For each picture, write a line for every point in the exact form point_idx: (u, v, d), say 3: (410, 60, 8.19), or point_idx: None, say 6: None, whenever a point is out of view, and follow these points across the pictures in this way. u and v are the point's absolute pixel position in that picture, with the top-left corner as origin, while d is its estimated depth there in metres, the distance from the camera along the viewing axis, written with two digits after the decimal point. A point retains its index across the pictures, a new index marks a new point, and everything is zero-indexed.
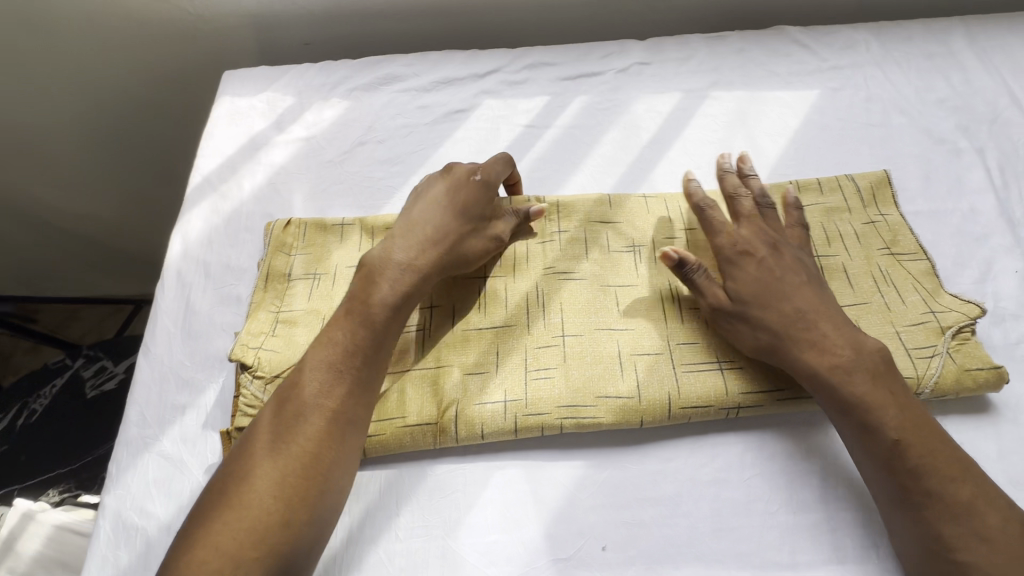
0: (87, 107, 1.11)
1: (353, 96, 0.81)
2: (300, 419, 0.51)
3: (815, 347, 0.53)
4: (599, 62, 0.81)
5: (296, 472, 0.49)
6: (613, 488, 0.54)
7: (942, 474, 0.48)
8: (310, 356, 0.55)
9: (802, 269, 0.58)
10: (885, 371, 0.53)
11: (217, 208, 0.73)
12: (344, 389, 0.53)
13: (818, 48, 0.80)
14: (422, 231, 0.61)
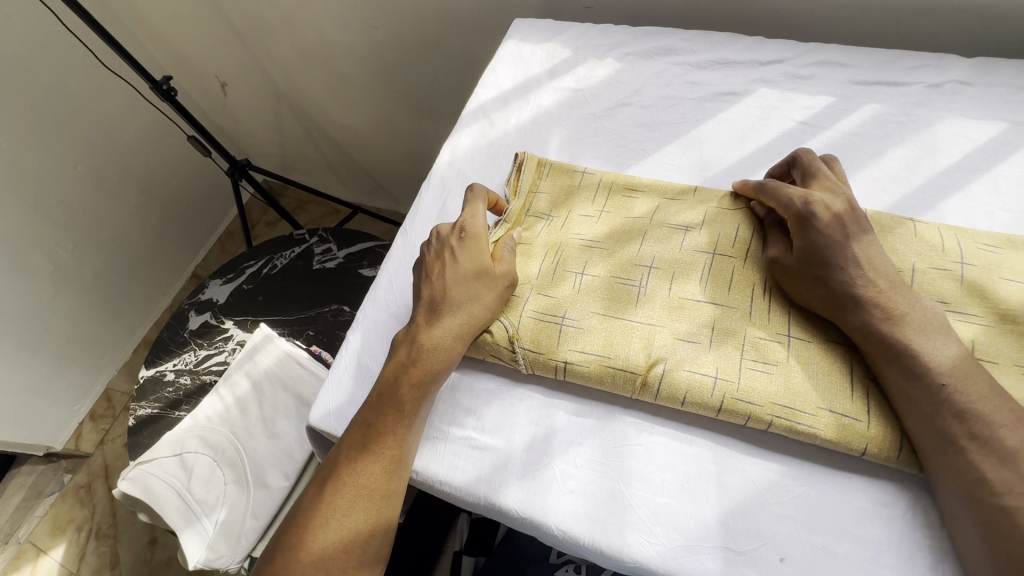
0: (381, 35, 1.30)
1: (627, 60, 0.84)
2: (355, 500, 0.54)
3: (916, 382, 0.49)
4: (908, 72, 0.73)
5: (355, 552, 0.53)
6: (806, 505, 0.51)
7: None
8: (359, 439, 0.57)
9: (892, 296, 0.52)
10: (982, 440, 0.46)
11: (484, 133, 0.82)
12: (381, 463, 0.56)
13: None
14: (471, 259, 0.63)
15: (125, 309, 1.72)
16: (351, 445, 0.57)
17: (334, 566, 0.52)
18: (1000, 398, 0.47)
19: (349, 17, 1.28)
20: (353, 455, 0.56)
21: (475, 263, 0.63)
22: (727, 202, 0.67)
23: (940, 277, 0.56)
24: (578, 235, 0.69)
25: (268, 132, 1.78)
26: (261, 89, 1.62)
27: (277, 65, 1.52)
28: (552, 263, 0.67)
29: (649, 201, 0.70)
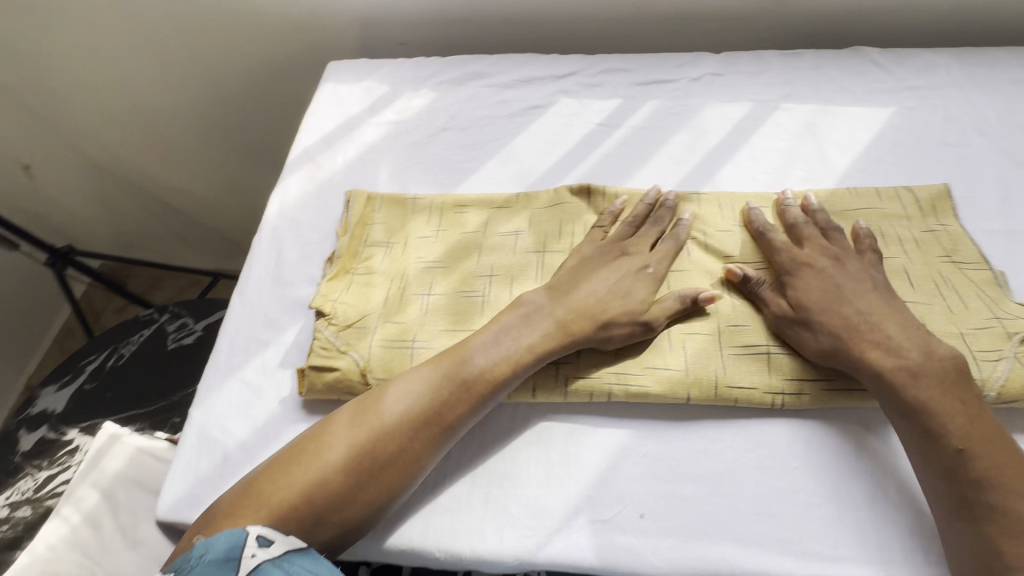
0: (201, 90, 1.23)
1: (442, 89, 0.88)
2: (385, 444, 0.54)
3: (880, 348, 0.55)
4: (674, 70, 0.85)
5: (350, 486, 0.52)
6: (654, 461, 0.56)
7: (1007, 492, 0.48)
8: (430, 383, 0.57)
9: (872, 324, 0.56)
10: (928, 414, 0.51)
11: (311, 176, 0.81)
12: (429, 423, 0.55)
13: (894, 69, 0.81)
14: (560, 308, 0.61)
15: None
16: (388, 402, 0.56)
17: (326, 487, 0.51)
18: (935, 367, 0.53)
19: (164, 73, 1.20)
20: (388, 416, 0.55)
21: (553, 312, 0.61)
22: (547, 204, 0.72)
23: (725, 237, 0.67)
24: (419, 258, 0.70)
25: (91, 212, 1.57)
26: (78, 163, 1.45)
27: (92, 138, 1.38)
28: (396, 291, 0.67)
29: (479, 213, 0.74)
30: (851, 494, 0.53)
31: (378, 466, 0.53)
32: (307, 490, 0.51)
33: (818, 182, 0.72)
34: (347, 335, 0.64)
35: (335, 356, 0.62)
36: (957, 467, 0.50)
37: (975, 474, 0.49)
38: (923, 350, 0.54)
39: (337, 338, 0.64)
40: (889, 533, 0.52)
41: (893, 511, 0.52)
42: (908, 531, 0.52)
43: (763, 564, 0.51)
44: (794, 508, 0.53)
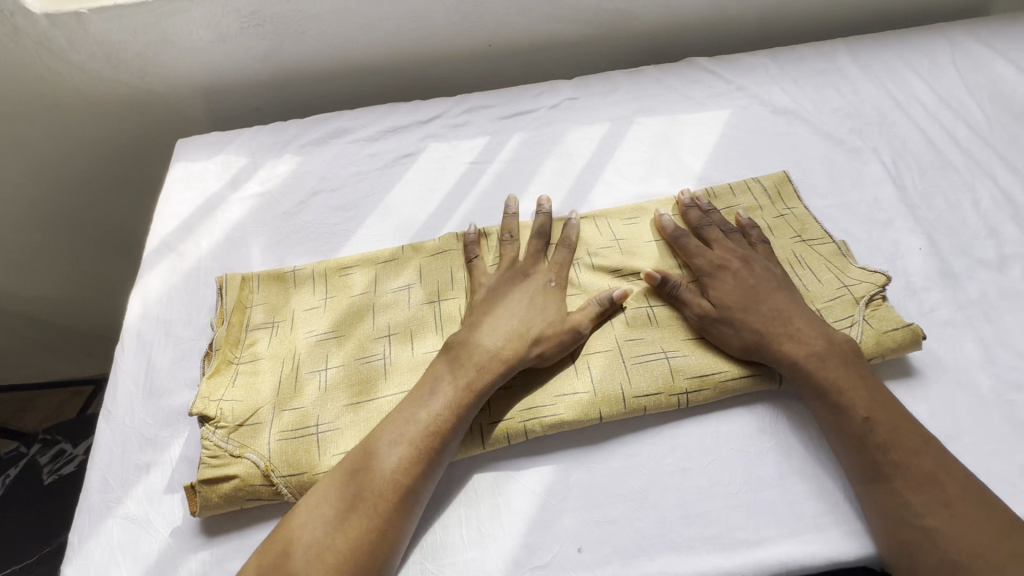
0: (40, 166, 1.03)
1: (306, 151, 0.85)
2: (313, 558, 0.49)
3: (794, 338, 0.59)
4: (532, 100, 0.88)
5: None
6: (582, 490, 0.56)
7: (906, 450, 0.53)
8: (344, 477, 0.53)
9: (781, 316, 0.61)
10: (839, 393, 0.56)
11: (175, 267, 0.74)
12: (359, 519, 0.51)
13: (725, 74, 0.89)
14: (496, 347, 0.60)
15: None
16: (305, 515, 0.52)
17: None
18: (839, 349, 0.59)
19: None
20: (308, 530, 0.51)
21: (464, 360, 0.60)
22: (435, 251, 0.71)
23: (607, 253, 0.70)
24: (310, 332, 0.66)
25: None
26: None
27: None
28: (290, 374, 0.62)
29: (366, 273, 0.71)
30: (762, 474, 0.56)
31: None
32: None
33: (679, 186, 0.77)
34: (240, 436, 0.57)
35: (230, 462, 0.56)
36: (865, 437, 0.54)
37: (878, 438, 0.54)
38: (826, 337, 0.59)
39: (229, 442, 0.57)
40: (801, 503, 0.55)
41: (798, 481, 0.56)
42: (816, 497, 0.55)
43: (698, 566, 0.52)
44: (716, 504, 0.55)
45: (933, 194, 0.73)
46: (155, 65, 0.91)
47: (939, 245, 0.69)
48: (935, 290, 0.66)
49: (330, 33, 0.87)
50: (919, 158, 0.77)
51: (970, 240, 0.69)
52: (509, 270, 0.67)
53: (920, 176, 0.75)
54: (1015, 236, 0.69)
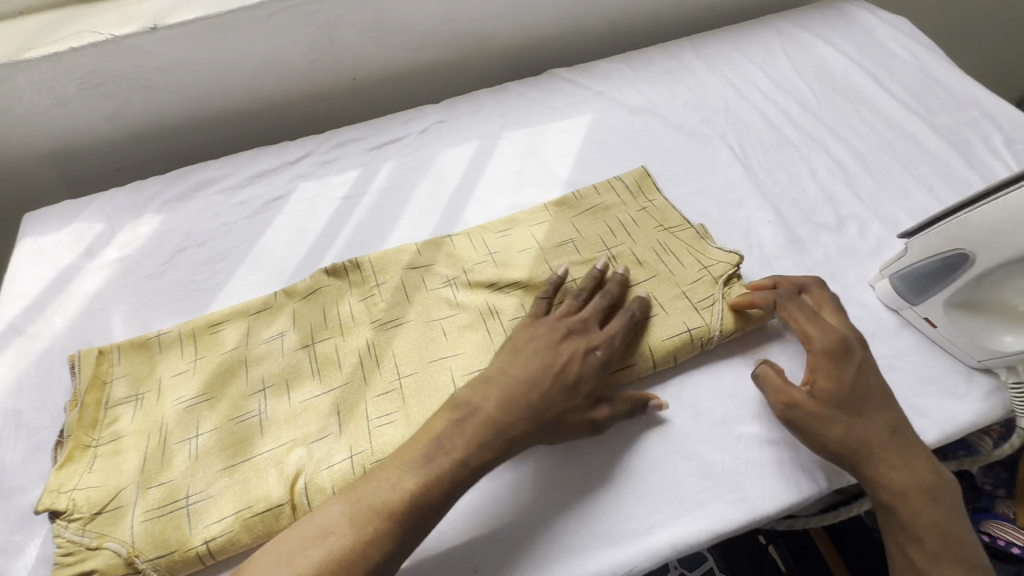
0: None
1: (168, 208, 0.81)
2: None
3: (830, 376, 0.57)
4: (401, 127, 0.89)
5: None
6: (474, 511, 0.55)
7: (921, 497, 0.53)
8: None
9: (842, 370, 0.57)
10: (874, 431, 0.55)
11: (24, 352, 0.68)
12: None
13: (583, 81, 0.93)
14: (519, 405, 0.55)
15: None
16: None
17: None
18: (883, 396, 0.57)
19: None
20: None
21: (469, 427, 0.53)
22: (308, 294, 0.69)
23: (482, 268, 0.70)
24: (178, 399, 0.62)
25: None
26: None
27: None
28: (155, 448, 0.58)
29: (239, 326, 0.68)
30: (643, 460, 0.58)
31: None
32: None
33: (548, 194, 0.79)
34: (97, 526, 0.53)
35: (86, 557, 0.52)
36: (882, 474, 0.53)
37: (896, 483, 0.53)
38: (860, 378, 0.57)
39: (84, 535, 0.53)
40: (683, 482, 0.56)
41: (679, 461, 0.57)
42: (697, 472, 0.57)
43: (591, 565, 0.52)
44: (603, 496, 0.56)
45: (776, 170, 0.79)
46: None
47: (785, 216, 0.75)
48: (785, 258, 0.71)
49: (180, 83, 0.84)
50: (761, 139, 0.83)
51: (812, 208, 0.75)
52: (564, 320, 0.61)
53: (763, 156, 0.81)
54: (848, 199, 0.75)
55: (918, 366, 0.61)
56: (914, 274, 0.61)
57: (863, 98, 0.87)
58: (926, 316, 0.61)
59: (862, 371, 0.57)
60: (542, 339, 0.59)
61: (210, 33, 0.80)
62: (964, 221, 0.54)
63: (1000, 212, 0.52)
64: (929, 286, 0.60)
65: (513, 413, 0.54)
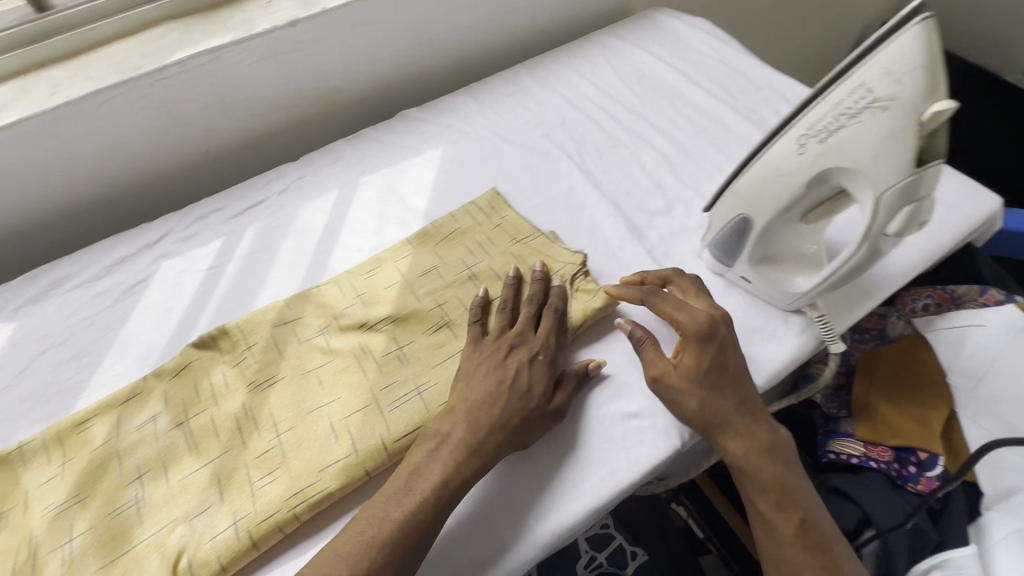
0: None
1: (22, 313, 0.78)
2: None
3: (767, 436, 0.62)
4: (262, 190, 0.91)
5: None
6: None
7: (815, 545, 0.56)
8: None
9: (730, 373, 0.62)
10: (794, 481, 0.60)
11: None
12: None
13: (432, 117, 0.99)
14: (485, 420, 0.59)
15: None
16: None
17: None
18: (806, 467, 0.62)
19: None
20: None
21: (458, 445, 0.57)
22: (178, 371, 0.69)
23: (351, 311, 0.73)
24: (47, 508, 0.60)
25: None
26: None
27: None
28: (27, 562, 0.56)
29: (108, 420, 0.66)
30: (544, 459, 0.61)
31: None
32: None
33: (409, 229, 0.84)
34: None
35: None
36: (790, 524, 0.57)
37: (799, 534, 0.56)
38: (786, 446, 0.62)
39: None
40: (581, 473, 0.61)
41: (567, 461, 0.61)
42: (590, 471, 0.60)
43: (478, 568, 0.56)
44: (513, 498, 0.59)
45: (610, 169, 0.88)
46: None
47: (622, 208, 0.82)
48: (626, 246, 0.78)
49: (18, 185, 0.82)
50: (595, 144, 0.92)
51: (644, 197, 0.84)
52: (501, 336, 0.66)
53: (599, 159, 0.90)
54: (674, 184, 0.85)
55: (745, 319, 0.69)
56: (720, 241, 0.68)
57: (677, 94, 0.98)
58: (742, 273, 0.69)
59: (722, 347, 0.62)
60: (489, 360, 0.63)
61: (39, 131, 0.78)
62: (737, 191, 0.61)
63: (756, 181, 0.59)
64: (734, 248, 0.67)
65: (480, 428, 0.58)
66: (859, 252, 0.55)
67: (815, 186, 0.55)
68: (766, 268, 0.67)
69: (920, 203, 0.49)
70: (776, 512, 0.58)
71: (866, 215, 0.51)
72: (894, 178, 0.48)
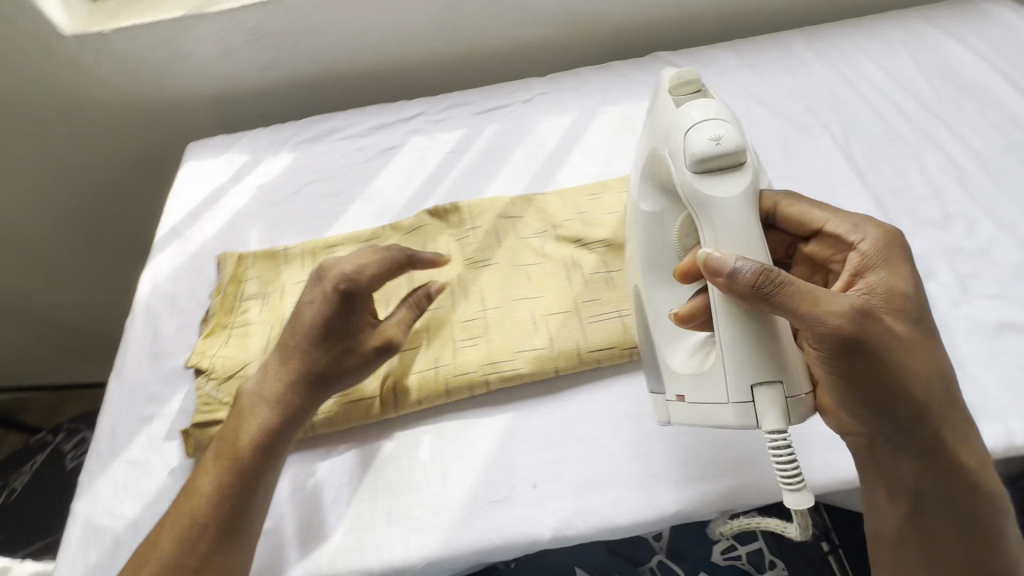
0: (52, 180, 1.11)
1: (300, 148, 0.94)
2: (190, 503, 0.54)
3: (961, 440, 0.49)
4: (508, 96, 0.95)
5: (187, 548, 0.52)
6: (538, 433, 0.61)
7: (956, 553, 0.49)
8: (217, 453, 0.56)
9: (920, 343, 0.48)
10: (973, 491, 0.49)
11: (181, 251, 0.82)
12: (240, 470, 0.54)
13: (687, 65, 0.95)
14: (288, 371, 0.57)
15: None
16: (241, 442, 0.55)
17: (174, 545, 0.52)
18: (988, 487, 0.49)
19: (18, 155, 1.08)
20: (206, 481, 0.54)
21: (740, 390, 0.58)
22: (412, 230, 0.77)
23: (570, 224, 0.75)
24: (297, 301, 0.72)
25: None
26: None
27: None
28: (276, 336, 0.69)
29: (349, 250, 0.77)
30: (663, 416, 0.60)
31: (207, 506, 0.53)
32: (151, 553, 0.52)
33: None
34: (227, 386, 0.65)
35: (217, 409, 0.63)
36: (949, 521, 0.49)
37: (949, 535, 0.49)
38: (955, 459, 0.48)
39: (218, 391, 0.65)
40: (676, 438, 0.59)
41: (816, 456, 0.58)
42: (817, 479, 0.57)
43: (641, 502, 0.56)
44: (622, 432, 0.60)
45: (880, 164, 0.78)
46: (170, 77, 1.00)
47: (886, 208, 0.73)
48: None
49: (322, 42, 0.96)
50: (869, 132, 0.81)
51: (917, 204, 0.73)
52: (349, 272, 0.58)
53: (869, 148, 0.79)
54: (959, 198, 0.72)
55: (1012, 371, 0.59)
56: (647, 359, 0.58)
57: (991, 100, 0.82)
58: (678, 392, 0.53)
59: (914, 302, 0.49)
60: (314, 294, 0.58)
61: None
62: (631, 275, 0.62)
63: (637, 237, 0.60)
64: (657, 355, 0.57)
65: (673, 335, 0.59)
66: (705, 204, 0.50)
67: (666, 191, 0.57)
68: (695, 366, 0.52)
69: (724, 134, 0.50)
70: (927, 517, 0.49)
71: (676, 158, 0.52)
72: (682, 124, 0.52)
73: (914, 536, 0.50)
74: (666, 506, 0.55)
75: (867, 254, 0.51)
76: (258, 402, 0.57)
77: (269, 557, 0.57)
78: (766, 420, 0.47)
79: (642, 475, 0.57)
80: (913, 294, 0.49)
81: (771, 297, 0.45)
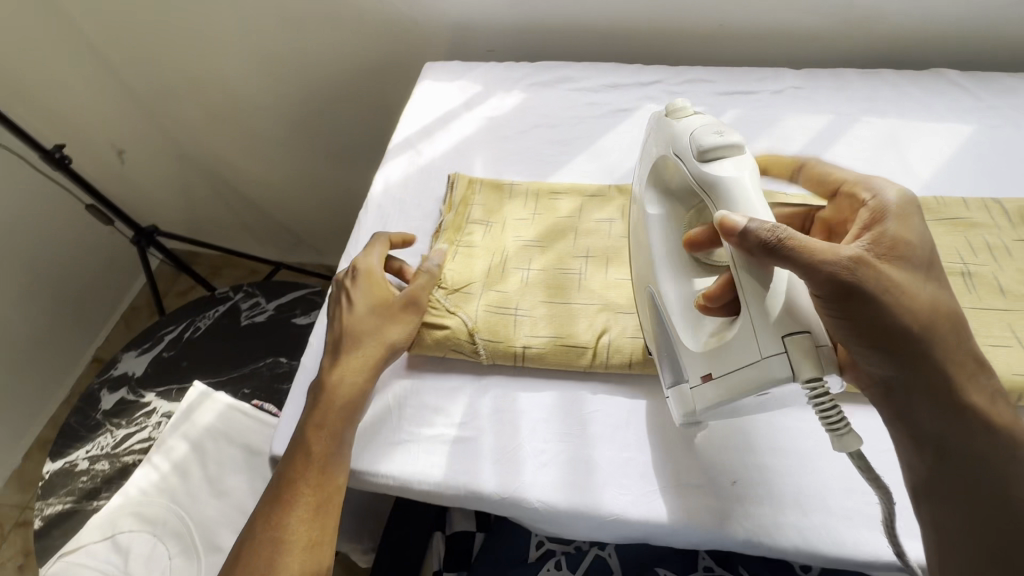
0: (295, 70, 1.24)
1: (531, 90, 0.95)
2: (305, 466, 0.58)
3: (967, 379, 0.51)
4: (757, 82, 0.90)
5: (314, 509, 0.57)
6: (746, 433, 0.60)
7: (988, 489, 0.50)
8: (312, 413, 0.61)
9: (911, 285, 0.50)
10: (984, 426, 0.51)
11: (413, 162, 0.87)
12: (339, 428, 0.60)
13: (976, 91, 0.84)
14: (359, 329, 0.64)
15: (29, 395, 1.51)
16: (337, 396, 0.61)
17: (300, 509, 0.57)
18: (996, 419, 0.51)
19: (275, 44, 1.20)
20: (319, 440, 0.59)
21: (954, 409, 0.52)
22: None
23: None
24: (519, 237, 0.75)
25: (192, 182, 1.60)
26: (193, 124, 1.43)
27: (211, 111, 1.38)
28: (499, 264, 0.72)
29: (573, 200, 0.78)
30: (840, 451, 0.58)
31: (322, 466, 0.58)
32: (276, 523, 0.56)
33: None
34: (454, 298, 0.68)
35: (444, 315, 0.66)
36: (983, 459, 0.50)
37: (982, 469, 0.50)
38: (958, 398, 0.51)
39: (447, 300, 0.68)
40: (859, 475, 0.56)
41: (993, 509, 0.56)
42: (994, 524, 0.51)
43: (853, 537, 0.53)
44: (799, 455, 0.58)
45: None
46: None
47: None
48: None
49: None
50: None
51: None
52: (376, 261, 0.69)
53: None
54: None
55: None
56: (665, 349, 0.59)
57: None
58: (702, 373, 0.54)
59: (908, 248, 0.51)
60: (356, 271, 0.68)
61: None
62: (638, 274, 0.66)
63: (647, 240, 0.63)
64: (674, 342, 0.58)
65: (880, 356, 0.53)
66: (714, 186, 0.53)
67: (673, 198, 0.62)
68: (713, 341, 0.53)
69: (725, 131, 0.55)
70: (950, 455, 0.50)
71: (684, 156, 0.56)
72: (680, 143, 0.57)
73: (947, 479, 0.50)
74: (817, 537, 0.54)
75: (871, 207, 0.54)
76: (348, 358, 0.63)
77: (465, 466, 0.59)
78: (801, 370, 0.46)
79: (818, 498, 0.55)
80: (920, 243, 0.52)
81: (777, 250, 0.47)
